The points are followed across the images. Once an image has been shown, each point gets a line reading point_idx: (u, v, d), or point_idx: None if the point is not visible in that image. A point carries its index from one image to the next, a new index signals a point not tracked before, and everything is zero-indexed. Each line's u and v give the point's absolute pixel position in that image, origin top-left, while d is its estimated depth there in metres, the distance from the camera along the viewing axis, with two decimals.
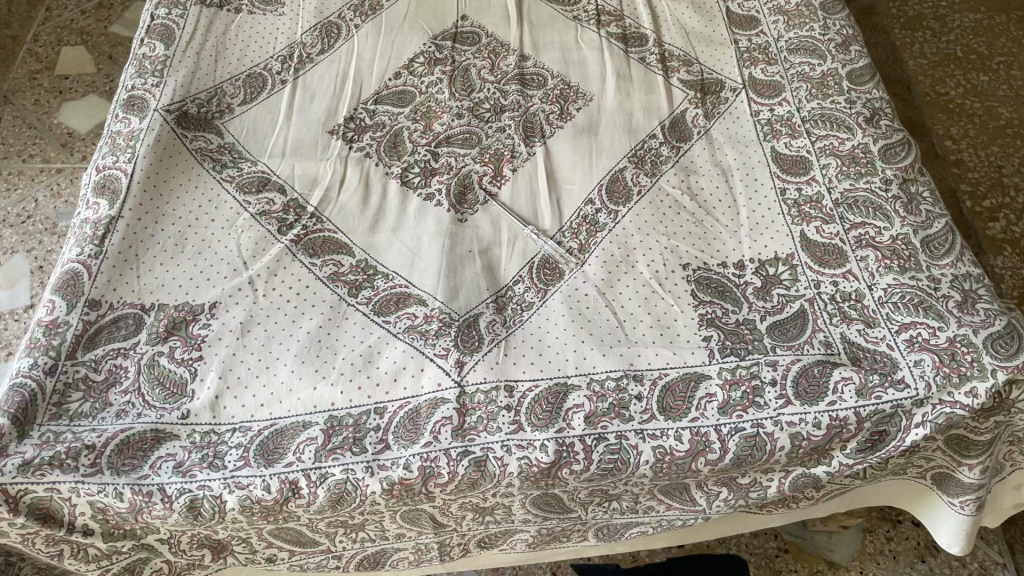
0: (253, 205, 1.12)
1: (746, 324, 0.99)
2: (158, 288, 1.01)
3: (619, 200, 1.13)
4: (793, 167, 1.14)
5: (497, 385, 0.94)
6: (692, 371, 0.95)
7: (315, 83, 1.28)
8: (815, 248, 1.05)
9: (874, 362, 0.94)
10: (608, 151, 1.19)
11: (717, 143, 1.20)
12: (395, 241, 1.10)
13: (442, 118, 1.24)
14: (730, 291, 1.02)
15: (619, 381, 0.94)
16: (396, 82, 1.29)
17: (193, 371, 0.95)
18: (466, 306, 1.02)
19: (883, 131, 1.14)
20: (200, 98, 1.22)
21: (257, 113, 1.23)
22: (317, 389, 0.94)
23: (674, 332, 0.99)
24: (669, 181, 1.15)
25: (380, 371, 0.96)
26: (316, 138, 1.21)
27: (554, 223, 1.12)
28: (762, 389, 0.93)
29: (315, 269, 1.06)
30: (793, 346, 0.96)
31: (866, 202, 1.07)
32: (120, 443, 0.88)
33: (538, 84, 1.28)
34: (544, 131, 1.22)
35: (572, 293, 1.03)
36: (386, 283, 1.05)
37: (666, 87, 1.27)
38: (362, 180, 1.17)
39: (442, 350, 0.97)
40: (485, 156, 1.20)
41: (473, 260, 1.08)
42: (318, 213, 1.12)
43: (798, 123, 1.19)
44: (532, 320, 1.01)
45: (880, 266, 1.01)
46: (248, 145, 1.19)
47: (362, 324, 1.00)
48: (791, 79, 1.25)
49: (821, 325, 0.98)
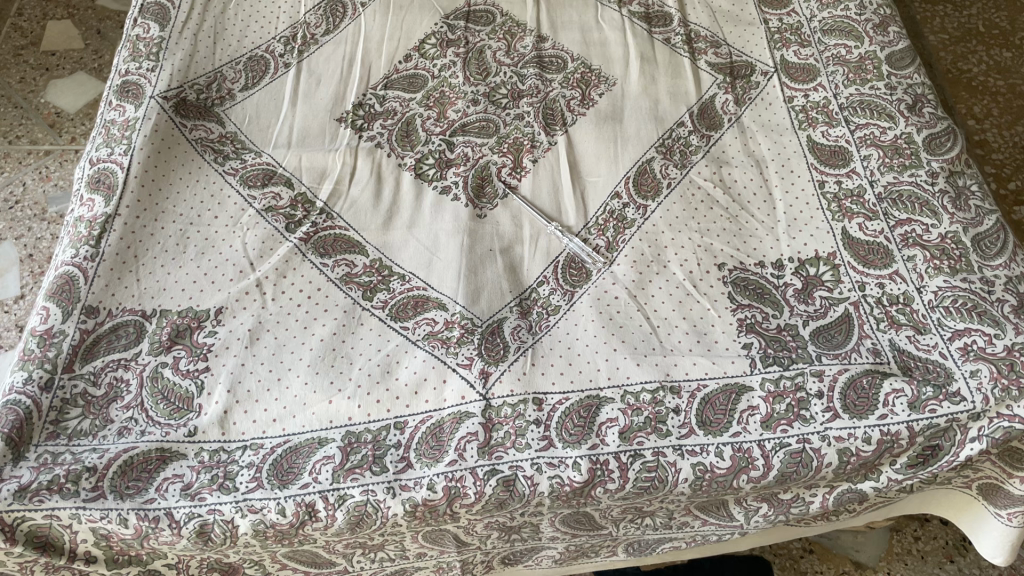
0: (258, 200, 1.05)
1: (788, 329, 0.93)
2: (159, 291, 0.95)
3: (648, 194, 1.06)
4: (832, 158, 1.08)
5: (525, 398, 0.88)
6: (732, 382, 0.89)
7: (320, 66, 1.20)
8: (858, 246, 0.99)
9: (926, 372, 0.88)
10: (634, 140, 1.12)
11: (750, 131, 1.13)
12: (411, 239, 1.03)
13: (456, 105, 1.17)
14: (769, 294, 0.96)
15: (655, 393, 0.88)
16: (407, 65, 1.21)
17: (200, 384, 0.88)
18: (489, 311, 0.96)
19: (927, 120, 1.08)
20: (199, 83, 1.15)
21: (260, 99, 1.16)
22: (332, 402, 0.88)
23: (713, 339, 0.93)
24: (700, 172, 1.08)
25: (399, 383, 0.89)
26: (323, 127, 1.14)
27: (579, 219, 1.05)
28: (808, 402, 0.87)
29: (326, 271, 0.99)
30: (840, 355, 0.90)
31: (911, 197, 1.01)
32: (123, 465, 0.82)
33: (557, 68, 1.21)
34: (565, 118, 1.15)
35: (602, 296, 0.97)
36: (403, 285, 0.99)
37: (693, 70, 1.20)
38: (374, 173, 1.10)
39: (465, 359, 0.91)
40: (504, 146, 1.13)
41: (494, 260, 1.01)
42: (327, 209, 1.05)
43: (835, 111, 1.12)
44: (560, 325, 0.95)
45: (929, 267, 0.95)
46: (251, 134, 1.12)
47: (378, 330, 0.94)
48: (826, 63, 1.18)
49: (868, 331, 0.92)
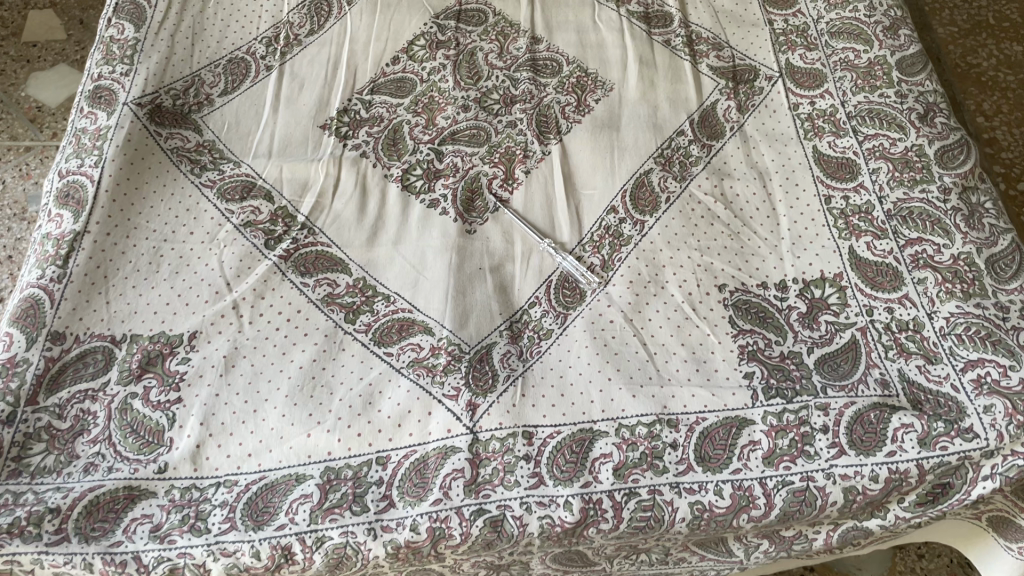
0: (236, 215, 0.99)
1: (792, 357, 0.89)
2: (130, 315, 0.90)
3: (645, 209, 1.01)
4: (839, 171, 1.03)
5: (514, 432, 0.83)
6: (733, 415, 0.84)
7: (304, 69, 1.15)
8: (866, 267, 0.94)
9: (937, 406, 0.83)
10: (631, 150, 1.07)
11: (753, 141, 1.08)
12: (396, 257, 0.98)
13: (446, 111, 1.11)
14: (772, 318, 0.92)
15: (651, 427, 0.84)
16: (395, 68, 1.16)
17: (172, 416, 0.84)
18: (477, 335, 0.91)
19: (939, 131, 1.03)
20: (175, 88, 1.09)
21: (240, 105, 1.10)
22: (311, 436, 0.83)
23: (712, 368, 0.88)
24: (701, 186, 1.03)
25: (382, 416, 0.85)
26: (306, 134, 1.08)
27: (573, 236, 1.00)
28: (812, 437, 0.83)
29: (307, 291, 0.94)
30: (846, 386, 0.86)
31: (921, 214, 0.96)
32: (88, 505, 0.78)
33: (551, 72, 1.15)
34: (559, 126, 1.10)
35: (596, 319, 0.92)
36: (387, 306, 0.94)
37: (694, 74, 1.15)
38: (359, 184, 1.04)
39: (451, 390, 0.86)
40: (495, 156, 1.07)
41: (484, 280, 0.96)
42: (309, 223, 1.00)
43: (843, 120, 1.07)
44: (552, 352, 0.90)
45: (940, 291, 0.90)
46: (230, 143, 1.07)
47: (360, 356, 0.89)
48: (833, 68, 1.13)
49: (875, 360, 0.87)
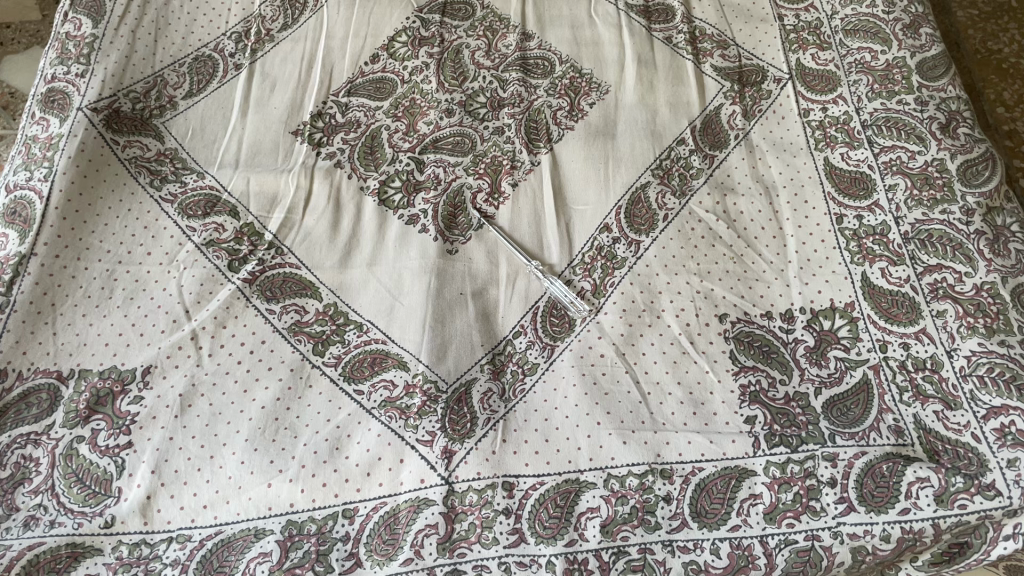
0: (198, 233, 0.92)
1: (797, 399, 0.81)
2: (79, 348, 0.83)
3: (641, 227, 0.93)
4: (852, 187, 0.95)
5: (493, 483, 0.77)
6: (732, 466, 0.77)
7: (276, 68, 1.07)
8: (880, 297, 0.87)
9: (956, 458, 0.76)
10: (627, 161, 0.99)
11: (759, 151, 0.99)
12: (371, 280, 0.91)
13: (428, 116, 1.03)
14: (777, 354, 0.84)
15: (642, 478, 0.77)
16: (374, 67, 1.08)
17: (121, 463, 0.77)
18: (456, 371, 0.84)
19: (962, 143, 0.94)
20: (136, 90, 1.01)
21: (206, 108, 1.02)
22: (271, 486, 0.76)
23: (710, 411, 0.81)
24: (702, 202, 0.95)
25: (349, 463, 0.78)
26: (276, 141, 1.01)
27: (563, 257, 0.93)
28: (818, 492, 0.75)
29: (272, 319, 0.87)
30: (856, 433, 0.78)
31: (941, 238, 0.88)
32: (27, 565, 0.71)
33: (543, 72, 1.07)
34: (550, 133, 1.02)
35: (585, 353, 0.85)
36: (359, 336, 0.87)
37: (697, 76, 1.06)
38: (332, 198, 0.97)
39: (425, 435, 0.79)
40: (480, 166, 0.99)
41: (465, 306, 0.89)
42: (277, 242, 0.93)
43: (857, 130, 0.99)
44: (536, 390, 0.83)
45: (961, 326, 0.82)
46: (194, 151, 0.99)
47: (328, 394, 0.82)
48: (847, 70, 1.04)
49: (889, 405, 0.80)
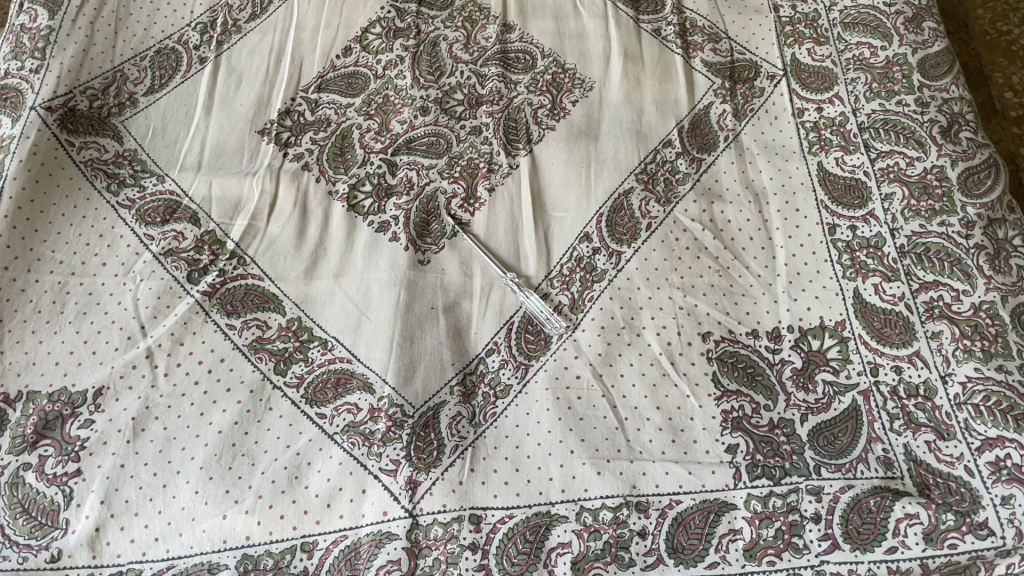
0: (156, 242, 0.88)
1: (782, 426, 0.77)
2: (28, 367, 0.79)
3: (623, 237, 0.89)
4: (846, 195, 0.90)
5: (459, 516, 0.73)
6: (712, 499, 0.73)
7: (243, 62, 1.02)
8: (872, 316, 0.82)
9: (947, 494, 0.72)
10: (610, 165, 0.94)
11: (750, 154, 0.94)
12: (337, 292, 0.86)
13: (401, 114, 0.98)
14: (762, 377, 0.80)
15: (617, 511, 0.73)
16: (346, 61, 1.03)
17: (69, 493, 0.73)
18: (424, 393, 0.80)
19: (964, 149, 0.89)
20: (93, 87, 0.97)
21: (168, 105, 0.97)
22: (226, 518, 0.73)
23: (690, 439, 0.76)
24: (688, 210, 0.90)
25: (309, 494, 0.74)
26: (241, 141, 0.96)
27: (540, 268, 0.88)
28: (801, 528, 0.71)
29: (232, 336, 0.83)
30: (843, 465, 0.74)
31: (939, 253, 0.83)
32: None
33: (524, 67, 1.02)
34: (530, 133, 0.97)
35: (561, 374, 0.81)
36: (323, 354, 0.82)
37: (686, 71, 1.01)
38: (298, 204, 0.92)
39: (389, 463, 0.75)
40: (455, 169, 0.94)
41: (436, 322, 0.84)
42: (240, 251, 0.88)
43: (854, 132, 0.94)
44: (508, 415, 0.79)
45: (957, 349, 0.78)
46: (155, 152, 0.94)
47: (289, 418, 0.78)
48: (845, 67, 0.99)
49: (879, 434, 0.76)
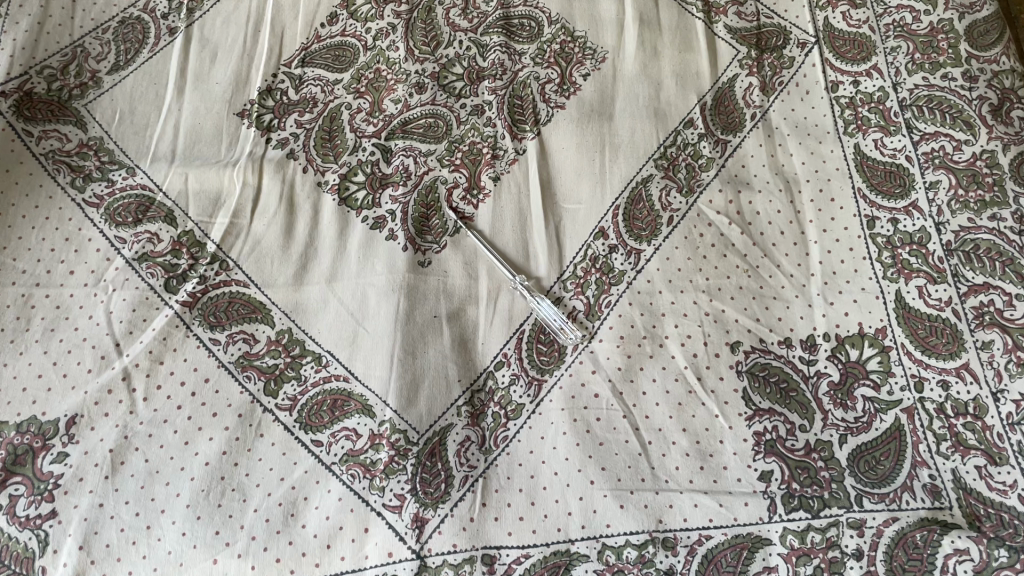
0: (129, 245, 0.80)
1: (819, 449, 0.71)
2: None
3: (642, 233, 0.81)
4: (886, 182, 0.82)
5: (471, 557, 0.66)
6: (745, 534, 0.67)
7: (218, 33, 0.92)
8: (916, 324, 0.75)
9: (999, 527, 0.66)
10: (627, 149, 0.86)
11: (779, 135, 0.86)
12: (330, 300, 0.79)
13: (395, 92, 0.89)
14: (797, 393, 0.74)
15: (642, 550, 0.67)
16: (333, 30, 0.93)
17: (44, 538, 0.67)
18: (429, 415, 0.73)
19: (1017, 130, 0.80)
20: (51, 66, 0.88)
21: (136, 85, 0.88)
22: (217, 563, 0.66)
23: (720, 465, 0.70)
24: (713, 201, 0.82)
25: (306, 534, 0.67)
26: (219, 125, 0.87)
27: (551, 269, 0.80)
28: (842, 565, 0.66)
29: (216, 352, 0.76)
30: (886, 495, 0.68)
31: (990, 251, 0.76)
32: None
33: (529, 35, 0.92)
34: (537, 112, 0.88)
35: (577, 392, 0.74)
36: (317, 371, 0.75)
37: (708, 39, 0.92)
38: (285, 198, 0.83)
39: (393, 499, 0.69)
40: (456, 155, 0.86)
41: (439, 333, 0.77)
42: (221, 254, 0.80)
43: (894, 111, 0.85)
44: (521, 439, 0.72)
45: (1010, 362, 0.71)
46: (123, 139, 0.85)
47: (282, 446, 0.72)
48: (884, 34, 0.89)
49: (924, 457, 0.70)
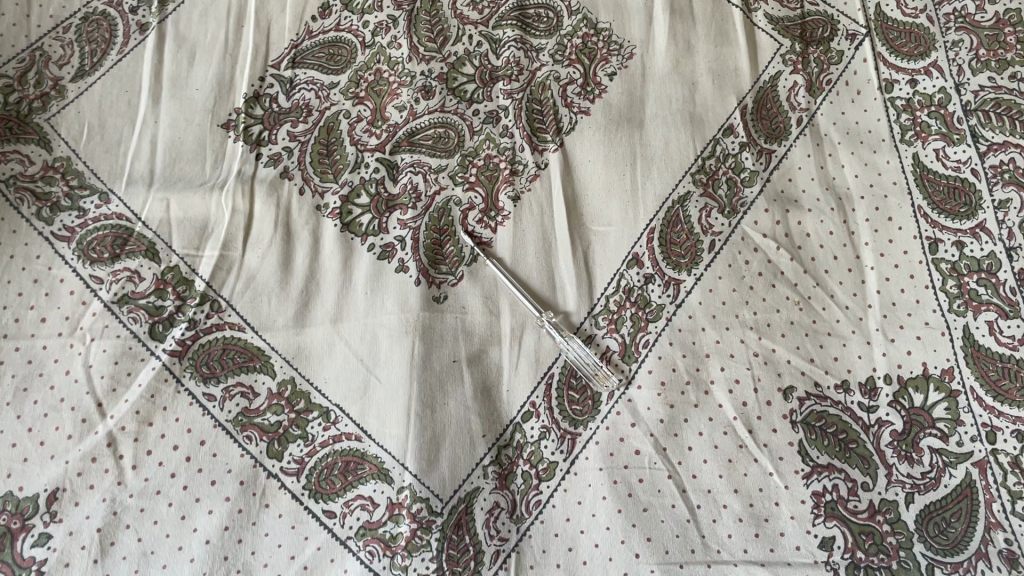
0: (107, 286, 0.71)
1: (885, 510, 0.64)
2: None
3: (681, 261, 0.73)
4: (950, 200, 0.74)
5: None
6: None
7: (198, 29, 0.82)
8: (987, 365, 0.69)
9: None
10: (660, 161, 0.77)
11: (829, 143, 0.78)
12: (336, 344, 0.70)
13: (399, 97, 0.80)
14: (857, 445, 0.67)
15: None
16: (326, 24, 0.83)
17: None
18: (452, 479, 0.66)
19: None
20: (7, 75, 0.77)
21: (105, 94, 0.78)
22: None
23: (777, 531, 0.63)
24: (758, 222, 0.74)
25: None
26: (202, 140, 0.77)
27: (581, 303, 0.72)
28: None
29: (211, 409, 0.67)
30: (960, 564, 0.62)
31: None
32: None
33: (547, 28, 0.83)
34: (560, 119, 0.79)
35: (616, 448, 0.67)
36: (325, 430, 0.67)
37: (746, 30, 0.83)
38: (281, 225, 0.74)
39: None
40: (470, 171, 0.77)
41: (459, 380, 0.69)
42: (212, 293, 0.71)
43: (957, 116, 0.77)
44: (556, 505, 0.65)
45: None
46: (93, 159, 0.75)
47: (290, 518, 0.64)
48: (943, 26, 0.82)
49: (998, 518, 0.64)
